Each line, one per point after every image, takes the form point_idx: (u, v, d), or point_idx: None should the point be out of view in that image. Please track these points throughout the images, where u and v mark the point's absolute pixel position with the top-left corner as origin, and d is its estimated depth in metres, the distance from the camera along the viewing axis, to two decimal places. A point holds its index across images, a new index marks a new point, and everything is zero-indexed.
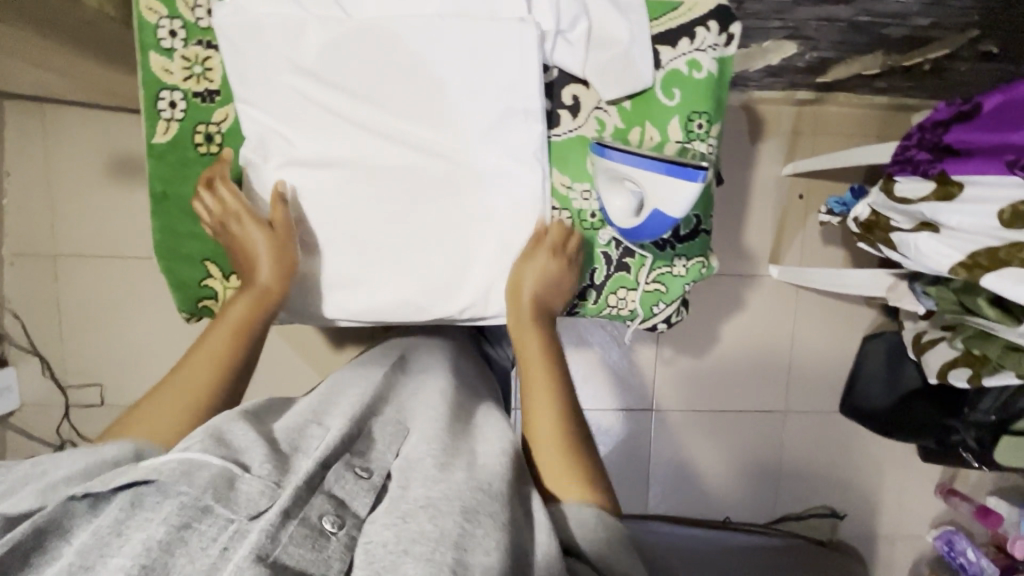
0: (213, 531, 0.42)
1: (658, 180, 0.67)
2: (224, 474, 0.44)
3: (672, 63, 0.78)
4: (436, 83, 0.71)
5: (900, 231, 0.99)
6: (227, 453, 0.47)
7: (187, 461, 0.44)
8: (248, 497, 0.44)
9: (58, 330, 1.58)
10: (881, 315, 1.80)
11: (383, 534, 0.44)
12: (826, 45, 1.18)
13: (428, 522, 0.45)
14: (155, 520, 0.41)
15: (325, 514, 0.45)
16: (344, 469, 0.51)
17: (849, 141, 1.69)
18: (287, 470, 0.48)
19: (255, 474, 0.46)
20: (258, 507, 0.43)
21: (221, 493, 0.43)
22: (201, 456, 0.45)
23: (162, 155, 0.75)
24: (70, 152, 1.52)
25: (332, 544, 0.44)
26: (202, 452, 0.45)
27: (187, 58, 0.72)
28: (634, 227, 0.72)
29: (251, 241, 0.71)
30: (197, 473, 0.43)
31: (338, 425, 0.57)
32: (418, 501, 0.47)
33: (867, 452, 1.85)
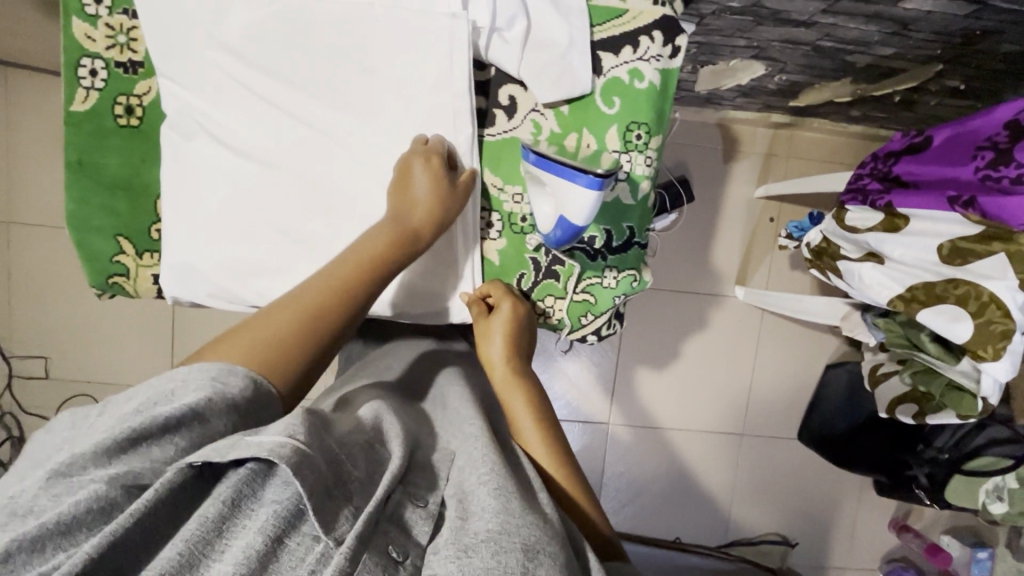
0: (300, 548, 0.41)
1: (565, 186, 0.67)
2: (321, 485, 0.43)
3: (613, 71, 0.76)
4: (364, 71, 0.69)
5: (848, 260, 0.99)
6: (329, 455, 0.46)
7: (299, 458, 0.42)
8: (337, 515, 0.43)
9: (5, 298, 1.54)
10: (844, 345, 1.79)
11: (447, 566, 0.44)
12: (794, 68, 1.18)
13: (491, 558, 0.44)
14: (255, 524, 0.41)
15: (392, 545, 0.45)
16: (406, 497, 0.50)
17: (823, 168, 1.68)
18: (366, 491, 0.46)
19: (344, 493, 0.45)
20: (344, 530, 0.43)
21: (318, 508, 0.42)
22: (310, 456, 0.43)
23: (78, 124, 0.72)
24: (31, 119, 1.48)
25: (398, 572, 0.44)
26: (308, 448, 0.43)
27: (112, 27, 0.70)
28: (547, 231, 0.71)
29: (419, 184, 0.67)
30: (305, 479, 0.42)
31: (401, 443, 0.54)
32: (479, 534, 0.46)
33: (824, 481, 1.84)
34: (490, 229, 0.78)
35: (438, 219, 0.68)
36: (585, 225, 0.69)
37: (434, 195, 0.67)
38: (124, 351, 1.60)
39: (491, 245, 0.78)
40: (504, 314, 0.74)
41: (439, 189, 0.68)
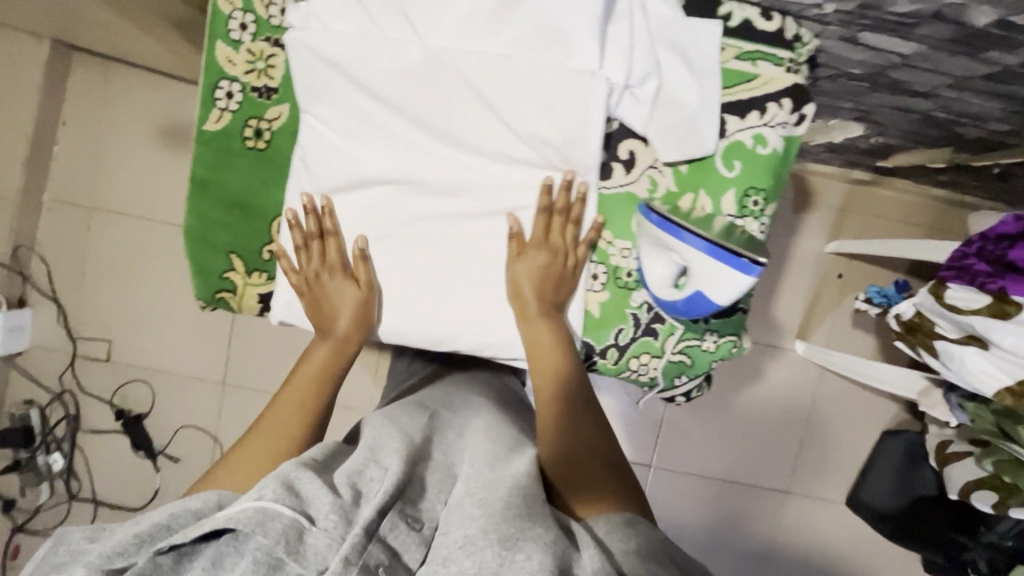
0: None
1: (707, 264, 0.65)
2: (293, 527, 0.46)
3: (737, 134, 0.75)
4: (495, 120, 0.71)
5: (947, 341, 0.95)
6: (296, 502, 0.48)
7: (261, 515, 0.45)
8: (316, 551, 0.45)
9: (79, 280, 1.59)
10: (902, 412, 1.72)
11: None
12: (895, 132, 1.14)
13: (466, 560, 0.47)
14: None
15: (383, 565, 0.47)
16: (400, 518, 0.52)
17: (899, 229, 1.63)
18: (349, 519, 0.49)
19: (320, 526, 0.47)
20: (325, 561, 0.45)
21: (293, 548, 0.45)
22: (273, 505, 0.46)
23: (209, 142, 0.74)
24: (127, 112, 1.54)
25: None
26: (275, 502, 0.47)
27: (252, 53, 0.72)
28: (673, 300, 0.70)
29: (338, 295, 0.74)
30: (270, 525, 0.45)
31: (395, 465, 0.58)
32: (457, 542, 0.49)
33: (870, 552, 1.75)
34: (594, 280, 0.77)
35: (364, 324, 0.74)
36: (723, 306, 0.67)
37: (357, 302, 0.74)
38: (182, 343, 1.63)
39: (592, 297, 0.77)
40: (532, 268, 0.73)
41: (360, 295, 0.74)
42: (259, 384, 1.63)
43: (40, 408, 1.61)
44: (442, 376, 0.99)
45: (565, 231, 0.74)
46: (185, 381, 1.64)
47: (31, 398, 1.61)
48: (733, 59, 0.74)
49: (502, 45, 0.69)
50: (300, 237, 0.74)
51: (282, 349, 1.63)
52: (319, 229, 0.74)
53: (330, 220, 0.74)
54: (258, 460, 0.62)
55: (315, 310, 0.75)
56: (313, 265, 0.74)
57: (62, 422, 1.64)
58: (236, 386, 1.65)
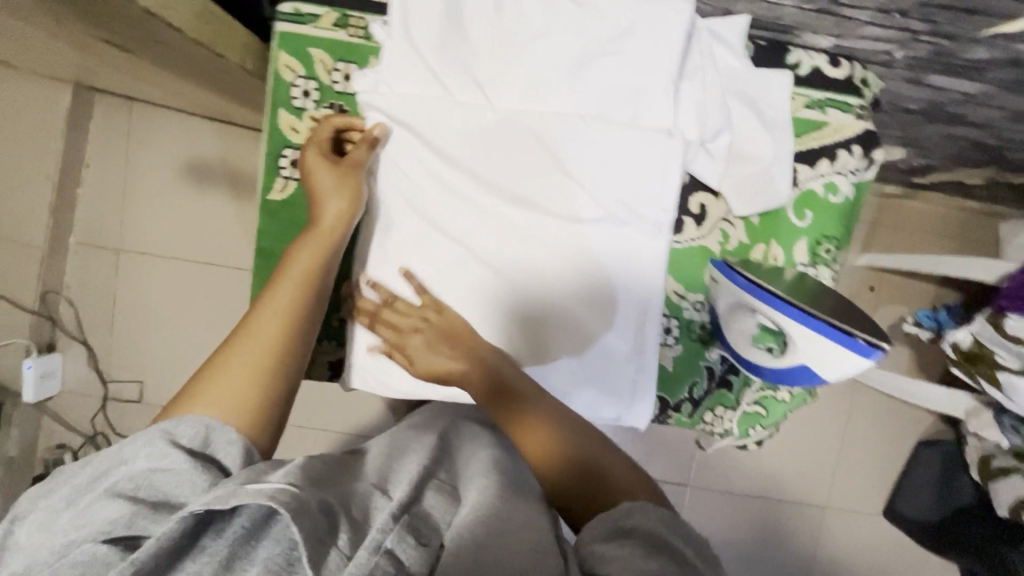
0: None
1: (814, 339, 0.61)
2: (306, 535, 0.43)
3: (808, 183, 0.74)
4: (568, 182, 0.71)
5: (1008, 372, 0.95)
6: (321, 504, 0.46)
7: (295, 500, 0.44)
8: (335, 561, 0.42)
9: (108, 322, 1.58)
10: (938, 422, 1.72)
11: None
12: (938, 155, 1.14)
13: None
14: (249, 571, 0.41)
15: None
16: (412, 531, 0.47)
17: (930, 240, 1.62)
18: (358, 538, 0.46)
19: (339, 544, 0.44)
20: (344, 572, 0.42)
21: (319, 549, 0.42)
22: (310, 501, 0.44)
23: (274, 213, 0.73)
24: (151, 151, 1.53)
25: None
26: (302, 499, 0.45)
27: (316, 120, 0.71)
28: (766, 364, 0.67)
29: (325, 205, 0.67)
30: (303, 517, 0.43)
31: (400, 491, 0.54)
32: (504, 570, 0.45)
33: (910, 562, 1.75)
34: (666, 334, 0.76)
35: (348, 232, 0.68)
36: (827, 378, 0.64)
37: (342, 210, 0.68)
38: None
39: (666, 351, 0.77)
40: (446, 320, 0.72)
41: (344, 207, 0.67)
42: None
43: (74, 452, 1.60)
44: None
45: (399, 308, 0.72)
46: None
47: (64, 442, 1.60)
48: (803, 107, 0.73)
49: (573, 107, 0.68)
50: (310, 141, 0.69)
51: None
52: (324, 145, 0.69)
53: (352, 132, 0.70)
54: (245, 381, 0.56)
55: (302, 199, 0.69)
56: (319, 165, 0.68)
57: None
58: None
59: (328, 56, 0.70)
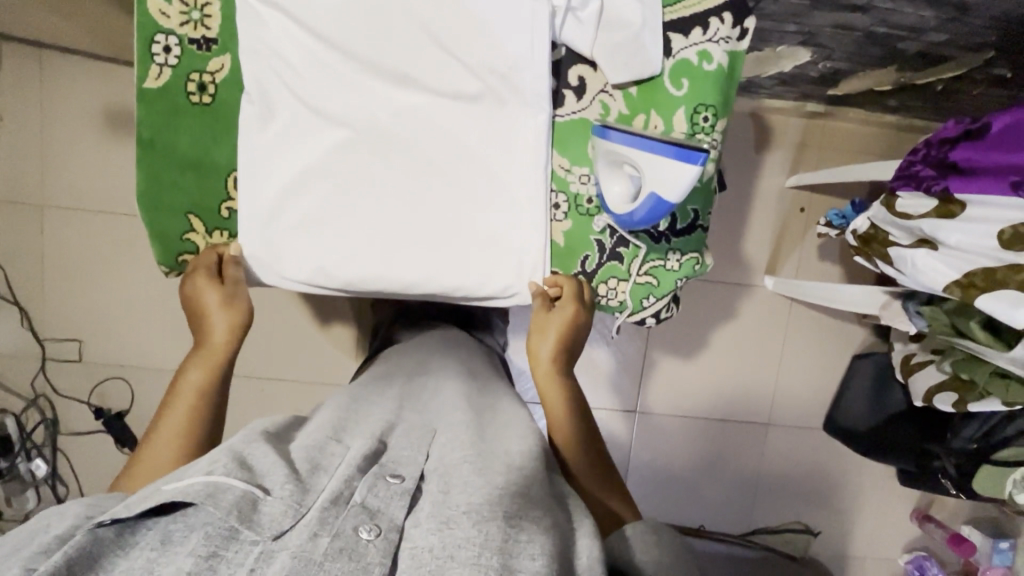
0: (239, 556, 0.42)
1: (656, 163, 0.66)
2: (248, 498, 0.45)
3: (683, 52, 0.76)
4: (444, 56, 0.71)
5: (900, 247, 0.99)
6: (247, 476, 0.48)
7: (209, 485, 0.45)
8: (272, 517, 0.45)
9: (40, 281, 1.55)
10: (872, 336, 1.79)
11: (428, 538, 0.45)
12: (840, 55, 1.17)
13: (473, 528, 0.46)
14: (184, 551, 0.42)
15: (361, 525, 0.45)
16: (376, 480, 0.51)
17: (855, 158, 1.67)
18: (309, 489, 0.49)
19: (276, 497, 0.46)
20: (283, 526, 0.44)
21: (246, 516, 0.44)
22: (224, 480, 0.46)
23: (152, 101, 0.72)
24: (67, 101, 1.48)
25: (370, 550, 0.44)
26: (227, 476, 0.46)
27: (186, 3, 0.70)
28: (629, 212, 0.70)
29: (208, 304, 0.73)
30: (221, 496, 0.44)
31: (358, 444, 0.58)
32: (459, 504, 0.48)
33: (849, 471, 1.84)
34: (556, 210, 0.78)
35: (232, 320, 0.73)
36: (676, 206, 0.67)
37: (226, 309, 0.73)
38: (156, 336, 1.60)
39: (557, 227, 0.79)
40: (563, 319, 0.77)
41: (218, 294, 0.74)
42: None
43: (15, 415, 1.58)
44: (430, 350, 1.02)
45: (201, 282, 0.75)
46: (163, 373, 1.61)
47: (4, 407, 1.57)
48: None
49: None
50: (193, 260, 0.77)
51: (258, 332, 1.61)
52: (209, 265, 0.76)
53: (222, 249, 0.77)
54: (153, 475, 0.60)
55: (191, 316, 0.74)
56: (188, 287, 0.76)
57: (41, 428, 1.61)
58: None
59: None
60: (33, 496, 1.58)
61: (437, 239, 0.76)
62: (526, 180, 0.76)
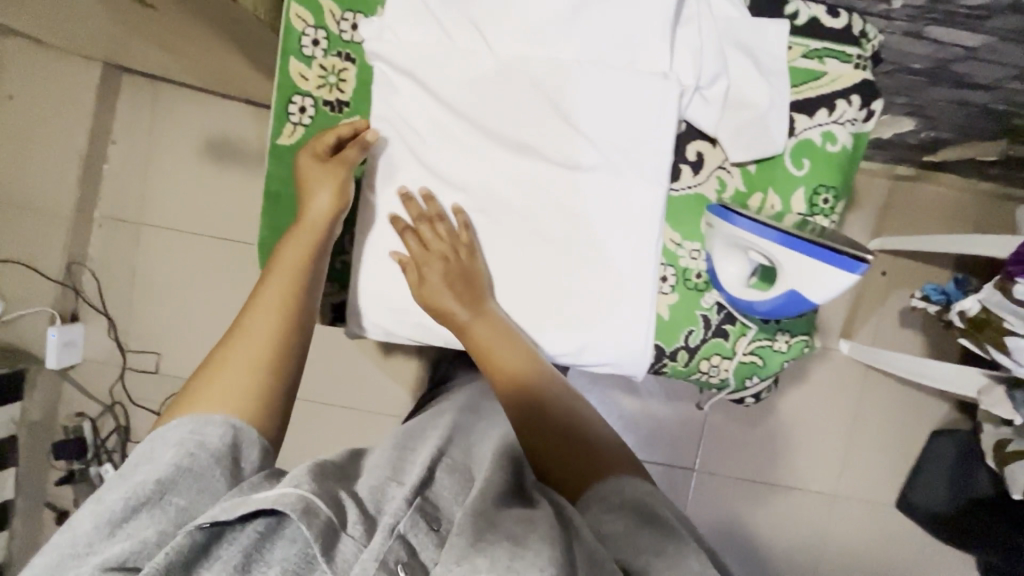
0: None
1: (796, 262, 0.63)
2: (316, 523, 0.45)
3: (806, 132, 0.75)
4: (567, 129, 0.72)
5: (1017, 337, 0.93)
6: (329, 499, 0.47)
7: (303, 504, 0.45)
8: (344, 553, 0.44)
9: (129, 294, 1.63)
10: (954, 411, 1.68)
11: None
12: (947, 126, 1.13)
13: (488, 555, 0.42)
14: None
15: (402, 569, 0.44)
16: (422, 513, 0.49)
17: (944, 223, 1.60)
18: (375, 526, 0.47)
19: (349, 532, 0.46)
20: (351, 565, 0.43)
21: (325, 545, 0.44)
22: (315, 502, 0.45)
23: (282, 157, 0.76)
24: (171, 128, 1.59)
25: None
26: (313, 497, 0.46)
27: (325, 68, 0.74)
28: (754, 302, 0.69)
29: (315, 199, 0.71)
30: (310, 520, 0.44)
31: (412, 479, 0.54)
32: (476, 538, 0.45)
33: (923, 555, 1.71)
34: (663, 282, 0.77)
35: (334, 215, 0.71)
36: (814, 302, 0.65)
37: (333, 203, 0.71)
38: None
39: (662, 299, 0.77)
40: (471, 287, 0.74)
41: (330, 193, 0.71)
42: None
43: (92, 420, 1.65)
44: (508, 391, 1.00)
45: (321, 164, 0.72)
46: None
47: (83, 411, 1.65)
48: (800, 57, 0.74)
49: (570, 52, 0.70)
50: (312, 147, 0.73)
51: None
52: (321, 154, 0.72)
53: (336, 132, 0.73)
54: (242, 373, 0.59)
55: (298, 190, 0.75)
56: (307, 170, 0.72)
57: (113, 434, 1.67)
58: None
59: (336, 7, 0.73)
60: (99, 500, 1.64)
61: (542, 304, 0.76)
62: (637, 253, 0.75)
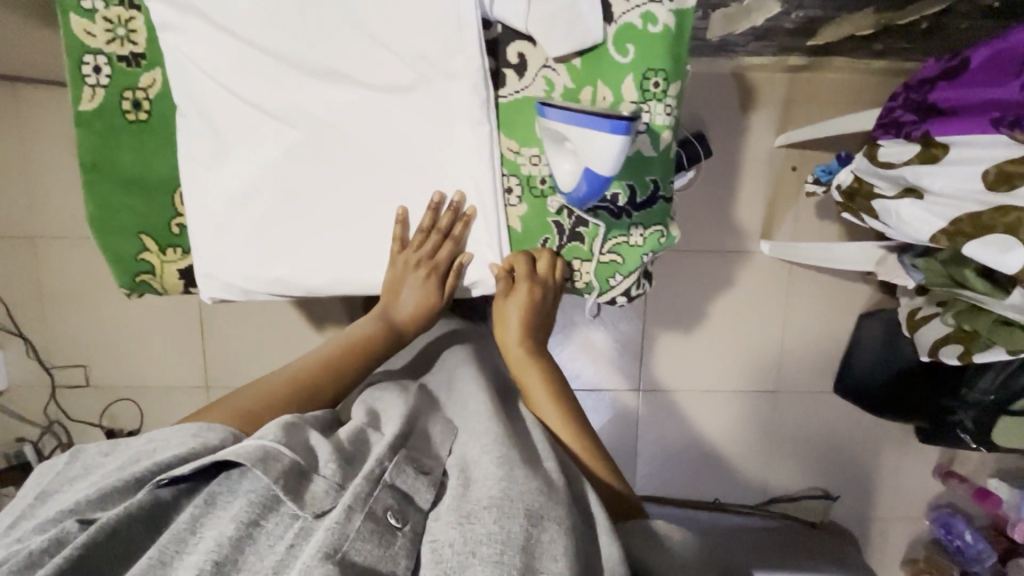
0: (278, 527, 0.48)
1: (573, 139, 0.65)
2: (294, 467, 0.50)
3: (626, 16, 0.72)
4: (376, 48, 0.69)
5: (882, 199, 0.94)
6: (296, 447, 0.53)
7: (264, 453, 0.50)
8: (313, 494, 0.50)
9: (40, 311, 1.58)
10: (878, 292, 1.73)
11: (450, 533, 0.48)
12: (812, 2, 1.11)
13: (494, 524, 0.48)
14: (227, 516, 0.48)
15: (389, 510, 0.50)
16: (406, 465, 0.55)
17: (845, 109, 1.60)
18: (349, 470, 0.54)
19: (320, 474, 0.52)
20: (321, 503, 0.50)
21: (291, 487, 0.49)
22: (275, 447, 0.51)
23: (89, 124, 0.72)
24: (43, 131, 1.49)
25: (398, 538, 0.49)
26: (275, 444, 0.51)
27: (109, 20, 0.69)
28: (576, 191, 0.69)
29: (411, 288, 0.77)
30: (272, 464, 0.50)
31: (393, 429, 0.61)
32: (481, 500, 0.50)
33: (865, 432, 1.80)
34: (509, 195, 0.76)
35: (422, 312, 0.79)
36: (603, 171, 0.65)
37: (424, 300, 0.78)
38: (157, 356, 1.63)
39: (512, 212, 0.77)
40: (519, 301, 0.77)
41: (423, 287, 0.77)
42: (238, 379, 1.64)
43: (33, 443, 1.62)
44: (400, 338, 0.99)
45: (426, 242, 0.75)
46: (169, 391, 1.65)
47: (21, 435, 1.62)
48: None
49: None
50: (425, 226, 0.75)
51: (254, 342, 1.63)
52: (429, 228, 0.75)
53: (462, 228, 0.76)
54: (258, 408, 0.62)
55: (161, 120, 0.73)
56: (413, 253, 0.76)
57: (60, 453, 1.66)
58: (221, 387, 1.66)
59: None
60: None
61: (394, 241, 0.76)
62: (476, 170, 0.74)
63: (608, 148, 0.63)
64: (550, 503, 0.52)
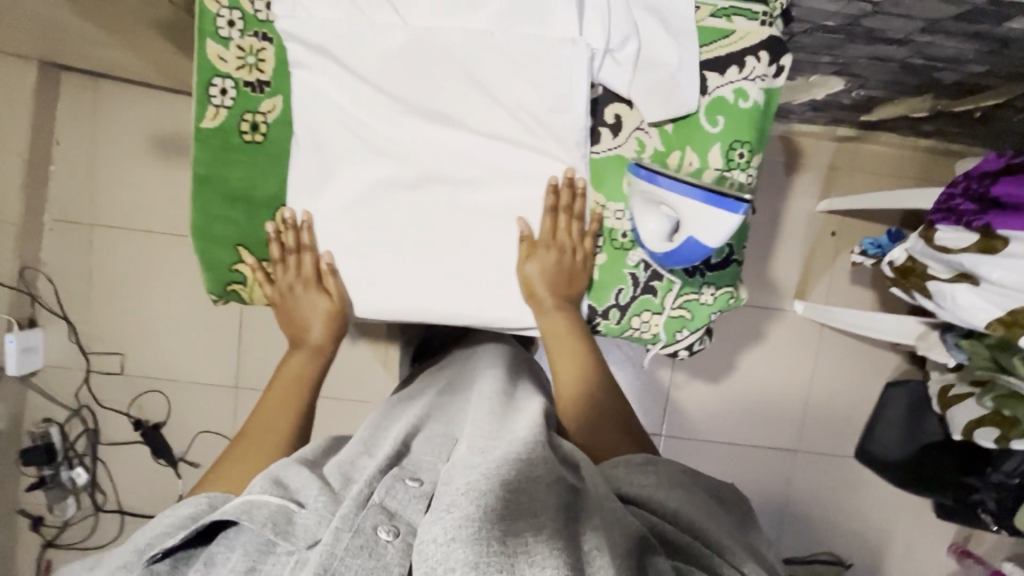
0: (276, 567, 0.44)
1: (684, 203, 0.69)
2: (281, 510, 0.47)
3: (718, 90, 0.76)
4: (487, 100, 0.73)
5: (939, 281, 0.97)
6: (284, 492, 0.49)
7: (244, 503, 0.47)
8: (306, 526, 0.46)
9: (87, 297, 1.62)
10: (905, 362, 1.75)
11: (432, 528, 0.42)
12: (875, 83, 1.16)
13: (470, 504, 0.44)
14: (227, 570, 0.44)
15: (380, 525, 0.45)
16: (395, 481, 0.51)
17: (887, 182, 1.65)
18: (339, 498, 0.50)
19: (309, 508, 0.48)
20: (314, 534, 0.45)
21: (280, 527, 0.45)
22: (260, 497, 0.48)
23: (207, 140, 0.76)
24: (118, 126, 1.56)
25: (390, 550, 0.44)
26: (261, 492, 0.49)
27: (242, 48, 0.74)
28: (667, 250, 0.73)
29: (309, 306, 0.79)
30: (256, 511, 0.46)
31: (384, 452, 0.58)
32: (458, 488, 0.46)
33: (882, 501, 1.79)
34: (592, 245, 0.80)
35: (335, 332, 0.81)
36: (715, 249, 0.70)
37: (329, 312, 0.79)
38: (192, 352, 1.66)
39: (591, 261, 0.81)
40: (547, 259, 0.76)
41: (329, 306, 0.79)
42: None
43: (59, 425, 1.64)
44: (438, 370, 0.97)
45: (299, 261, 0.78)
46: (199, 387, 1.67)
47: (50, 416, 1.63)
48: (708, 17, 0.75)
49: (482, 20, 0.71)
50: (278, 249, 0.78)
51: None
52: (292, 246, 0.78)
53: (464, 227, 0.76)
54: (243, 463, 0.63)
55: (274, 143, 0.77)
56: (286, 276, 0.79)
57: (83, 438, 1.67)
58: (250, 389, 1.68)
59: None
60: (73, 504, 1.63)
61: (466, 285, 0.78)
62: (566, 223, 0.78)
63: (733, 234, 0.69)
64: (540, 491, 0.48)
